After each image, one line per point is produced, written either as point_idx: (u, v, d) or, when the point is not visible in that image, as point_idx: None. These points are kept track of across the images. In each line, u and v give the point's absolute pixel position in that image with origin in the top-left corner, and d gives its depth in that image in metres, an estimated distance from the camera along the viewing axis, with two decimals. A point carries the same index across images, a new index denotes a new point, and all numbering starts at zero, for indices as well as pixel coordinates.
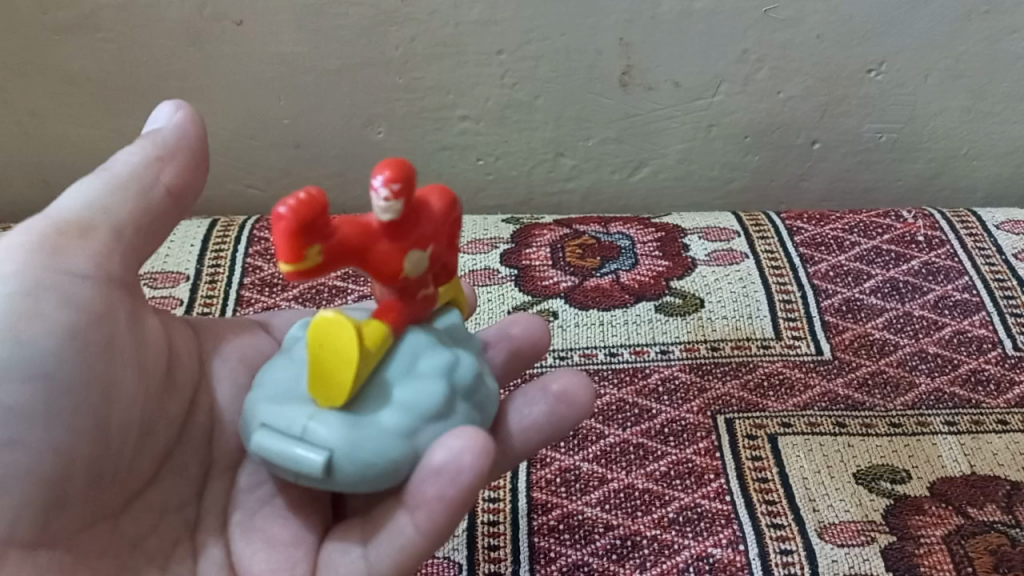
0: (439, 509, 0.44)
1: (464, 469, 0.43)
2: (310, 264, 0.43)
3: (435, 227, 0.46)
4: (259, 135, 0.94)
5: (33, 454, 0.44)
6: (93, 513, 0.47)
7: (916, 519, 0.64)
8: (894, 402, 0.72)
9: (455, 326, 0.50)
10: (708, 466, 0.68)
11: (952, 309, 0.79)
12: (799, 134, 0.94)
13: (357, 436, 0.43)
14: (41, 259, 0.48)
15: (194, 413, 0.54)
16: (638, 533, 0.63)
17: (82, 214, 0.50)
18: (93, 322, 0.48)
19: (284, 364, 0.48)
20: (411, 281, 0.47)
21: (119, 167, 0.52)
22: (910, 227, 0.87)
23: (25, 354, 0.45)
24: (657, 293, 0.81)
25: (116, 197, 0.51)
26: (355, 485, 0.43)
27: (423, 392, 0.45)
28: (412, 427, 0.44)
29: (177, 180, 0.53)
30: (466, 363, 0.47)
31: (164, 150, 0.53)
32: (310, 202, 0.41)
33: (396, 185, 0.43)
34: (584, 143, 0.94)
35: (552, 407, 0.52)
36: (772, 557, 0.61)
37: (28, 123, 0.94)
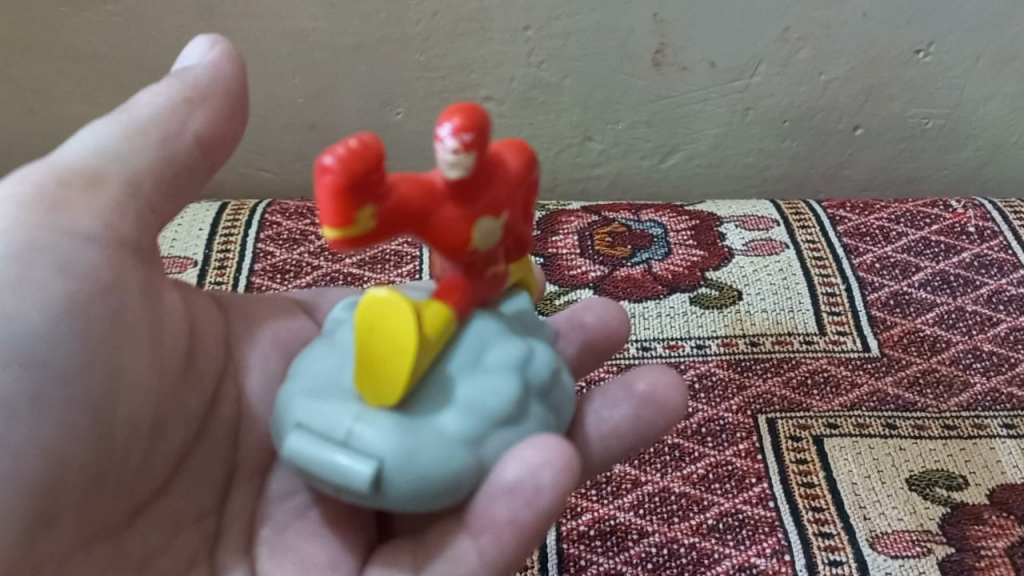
0: (510, 535, 0.40)
1: (543, 487, 0.39)
2: (362, 228, 0.38)
3: (509, 191, 0.42)
4: (272, 115, 0.89)
5: (16, 458, 0.40)
6: (92, 526, 0.43)
7: (975, 530, 0.59)
8: (947, 403, 0.67)
9: (524, 310, 0.45)
10: (749, 469, 0.63)
11: (1007, 305, 0.74)
12: (841, 118, 0.89)
13: (412, 444, 0.39)
14: (35, 217, 0.43)
15: (216, 408, 0.50)
16: (675, 541, 0.59)
17: (91, 163, 0.45)
18: (98, 294, 0.43)
19: (327, 353, 0.43)
20: (479, 255, 0.42)
21: (141, 110, 0.47)
22: (960, 217, 0.82)
23: (13, 331, 0.41)
24: (691, 284, 0.76)
25: (134, 144, 0.46)
26: (406, 502, 0.39)
27: (491, 392, 0.41)
28: (478, 434, 0.40)
29: (207, 128, 0.48)
30: (541, 357, 0.43)
31: (196, 94, 0.48)
32: (364, 151, 0.37)
33: (466, 135, 0.38)
34: (614, 127, 0.89)
35: (637, 410, 0.48)
36: (820, 569, 0.57)
37: (32, 101, 0.90)
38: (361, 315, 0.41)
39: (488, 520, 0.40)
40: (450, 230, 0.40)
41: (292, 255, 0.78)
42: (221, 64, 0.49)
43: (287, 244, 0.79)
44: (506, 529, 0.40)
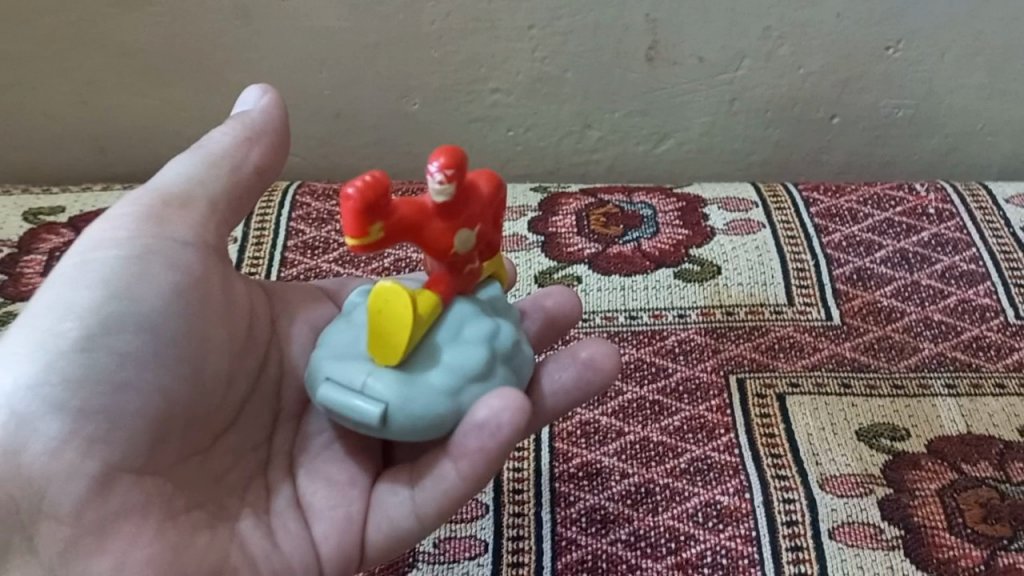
0: (480, 459, 0.50)
1: (503, 425, 0.48)
2: (373, 238, 0.48)
3: (482, 210, 0.51)
4: (301, 105, 0.99)
5: (143, 394, 0.50)
6: (186, 450, 0.53)
7: (913, 474, 0.69)
8: (897, 365, 0.76)
9: (497, 296, 0.55)
10: (719, 421, 0.73)
11: (958, 279, 0.83)
12: (820, 108, 0.97)
13: (408, 392, 0.49)
14: (149, 228, 0.55)
15: (264, 369, 0.59)
16: (651, 481, 0.68)
17: (182, 187, 0.57)
18: (194, 282, 0.55)
19: (345, 327, 0.53)
20: (459, 256, 0.52)
21: (213, 146, 0.59)
22: (922, 200, 0.91)
23: (136, 309, 0.52)
24: (676, 260, 0.85)
25: (210, 174, 0.58)
26: (406, 435, 0.49)
27: (468, 355, 0.50)
28: (457, 386, 0.50)
29: (263, 160, 0.60)
30: (506, 331, 0.52)
31: (252, 132, 0.59)
32: (375, 183, 0.47)
33: (449, 170, 0.48)
34: (611, 115, 0.98)
35: (581, 373, 0.57)
36: (775, 505, 0.67)
37: (84, 92, 1.00)
38: (375, 297, 0.50)
39: (464, 449, 0.50)
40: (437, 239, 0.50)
41: (321, 232, 0.88)
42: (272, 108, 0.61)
43: (316, 223, 0.89)
44: (477, 454, 0.50)
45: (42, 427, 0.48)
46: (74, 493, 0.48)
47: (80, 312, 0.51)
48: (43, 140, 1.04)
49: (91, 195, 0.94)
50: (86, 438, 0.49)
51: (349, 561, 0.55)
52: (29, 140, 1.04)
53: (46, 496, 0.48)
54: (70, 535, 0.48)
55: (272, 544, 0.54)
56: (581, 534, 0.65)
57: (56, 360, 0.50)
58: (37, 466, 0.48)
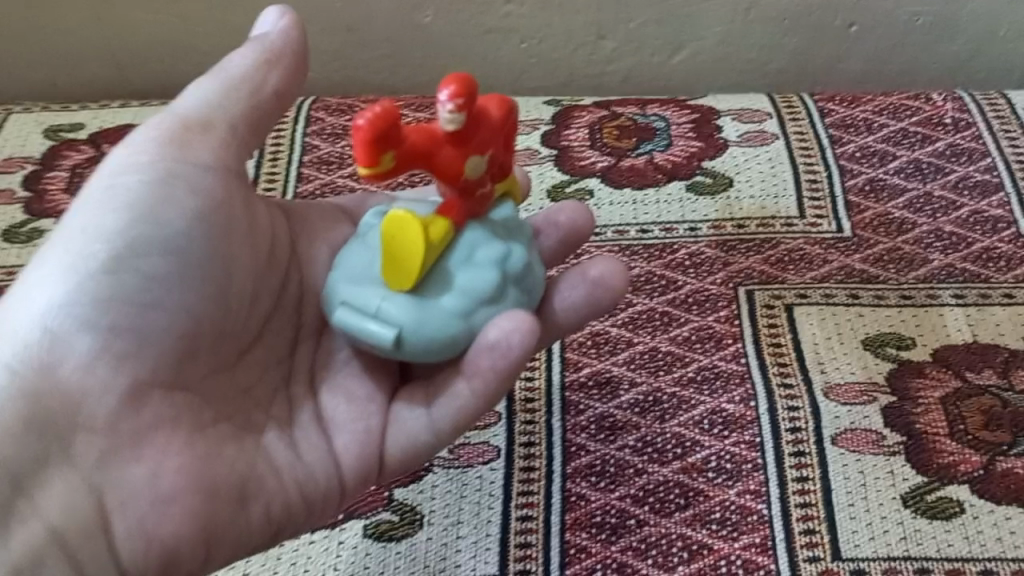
0: (492, 376, 0.52)
1: (514, 345, 0.51)
2: (384, 167, 0.49)
3: (494, 135, 0.51)
4: (312, 20, 0.98)
5: (171, 315, 0.53)
6: (215, 363, 0.55)
7: (916, 382, 0.70)
8: (906, 276, 0.77)
9: (511, 217, 0.55)
10: (727, 332, 0.74)
11: (971, 189, 0.83)
12: (837, 16, 0.97)
13: (421, 316, 0.51)
14: (171, 152, 0.56)
15: (286, 286, 0.60)
16: (660, 390, 0.70)
17: (202, 112, 0.57)
18: (218, 205, 0.56)
19: (360, 248, 0.55)
20: (471, 182, 0.52)
21: (232, 69, 0.58)
22: (939, 109, 0.91)
23: (162, 232, 0.54)
24: (688, 173, 0.85)
25: (230, 97, 0.58)
26: (419, 356, 0.51)
27: (479, 279, 0.52)
28: (469, 309, 0.51)
29: (283, 83, 0.59)
30: (518, 253, 0.53)
31: (271, 55, 0.58)
32: (384, 115, 0.48)
33: (458, 99, 0.48)
34: (625, 26, 0.98)
35: (590, 291, 0.58)
36: (779, 412, 0.68)
37: (99, 8, 1.00)
38: (387, 222, 0.52)
39: (476, 367, 0.52)
40: (449, 169, 0.51)
41: (336, 148, 0.88)
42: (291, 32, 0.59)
43: (330, 138, 0.90)
44: (489, 372, 0.52)
45: (75, 344, 0.51)
46: (108, 408, 0.52)
47: (108, 236, 0.53)
48: (59, 58, 1.04)
49: (108, 111, 0.95)
50: (116, 355, 0.52)
51: (370, 472, 0.57)
52: (45, 58, 1.04)
53: (82, 409, 0.51)
54: (106, 445, 0.52)
55: (297, 455, 0.56)
56: (590, 440, 0.67)
57: (87, 281, 0.52)
58: (71, 380, 0.51)
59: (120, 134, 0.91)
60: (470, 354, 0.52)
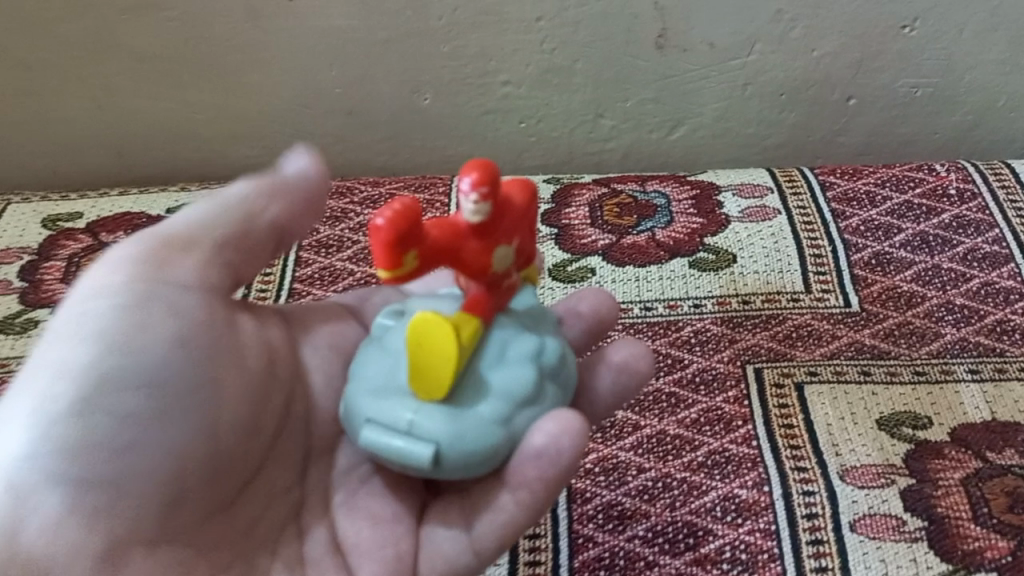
0: (540, 486, 0.49)
1: (563, 449, 0.48)
2: (407, 269, 0.45)
3: (519, 222, 0.49)
4: (313, 104, 0.99)
5: (149, 459, 0.50)
6: (209, 507, 0.52)
7: (936, 463, 0.67)
8: (919, 351, 0.75)
9: (532, 304, 0.54)
10: (736, 413, 0.72)
11: (980, 261, 0.82)
12: (835, 90, 0.97)
13: (460, 428, 0.47)
14: (148, 274, 0.53)
15: (290, 408, 0.57)
16: (669, 475, 0.67)
17: (187, 230, 0.55)
18: (202, 328, 0.53)
19: (379, 356, 0.51)
20: (498, 274, 0.49)
21: (227, 197, 0.56)
22: (943, 180, 0.90)
23: (137, 365, 0.51)
24: (691, 250, 0.84)
25: (218, 219, 0.56)
26: (460, 472, 0.48)
27: (517, 378, 0.49)
28: (509, 413, 0.48)
29: (283, 214, 0.57)
30: (552, 345, 0.51)
31: (272, 188, 0.57)
32: (404, 212, 0.44)
33: (482, 189, 0.45)
34: (623, 104, 0.98)
35: (616, 378, 0.57)
36: (795, 498, 0.65)
37: (99, 97, 1.01)
38: (412, 331, 0.48)
39: (522, 477, 0.49)
40: (475, 263, 0.48)
41: (335, 231, 0.88)
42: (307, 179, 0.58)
43: (330, 221, 0.89)
44: (535, 483, 0.49)
45: (41, 502, 0.48)
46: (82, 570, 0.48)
47: (76, 374, 0.50)
48: (61, 146, 1.04)
49: (108, 199, 0.94)
50: (88, 511, 0.48)
51: None
52: (48, 146, 1.04)
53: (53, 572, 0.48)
54: None
55: None
56: (598, 531, 0.64)
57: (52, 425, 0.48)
58: (35, 544, 0.48)
59: (119, 223, 0.90)
60: (514, 462, 0.49)
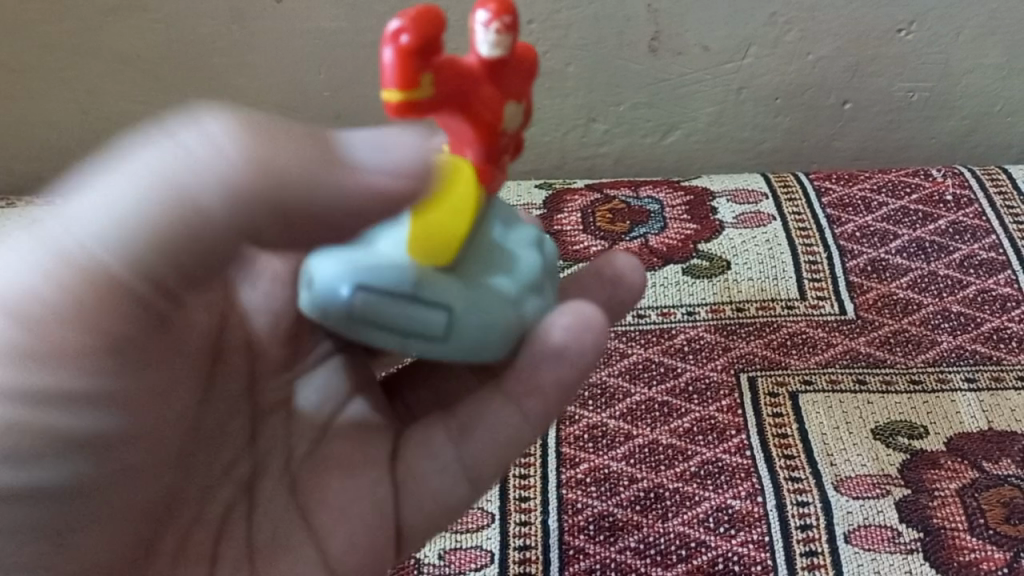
0: (554, 396, 0.49)
1: (585, 348, 0.47)
2: (422, 93, 0.43)
3: (526, 85, 0.48)
4: (303, 108, 0.98)
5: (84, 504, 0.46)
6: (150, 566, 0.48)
7: (932, 473, 0.66)
8: (914, 359, 0.74)
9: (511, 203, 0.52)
10: (730, 422, 0.71)
11: (977, 268, 0.81)
12: (830, 94, 0.96)
13: (474, 297, 0.46)
14: (89, 272, 0.41)
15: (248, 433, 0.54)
16: (661, 486, 0.66)
17: (161, 207, 0.39)
18: (126, 303, 0.42)
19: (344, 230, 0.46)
20: (504, 137, 0.48)
21: (227, 176, 0.39)
22: (938, 186, 0.89)
23: (79, 401, 0.43)
24: (684, 256, 0.83)
25: (214, 197, 0.39)
26: (471, 345, 0.46)
27: (526, 261, 0.48)
28: (521, 297, 0.47)
29: (330, 203, 0.41)
30: (547, 243, 0.51)
31: (311, 165, 0.40)
32: (435, 17, 0.43)
33: (502, 22, 0.45)
34: (616, 108, 0.97)
35: (572, 328, 0.47)
36: (788, 509, 0.64)
37: (84, 101, 0.99)
38: None
39: (535, 382, 0.48)
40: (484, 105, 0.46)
41: None
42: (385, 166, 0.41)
43: None
44: (551, 392, 0.49)
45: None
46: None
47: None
48: (47, 150, 1.03)
49: None
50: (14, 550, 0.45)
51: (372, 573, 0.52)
52: (34, 150, 1.03)
53: None
54: None
55: None
56: (588, 543, 0.63)
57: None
58: None
59: None
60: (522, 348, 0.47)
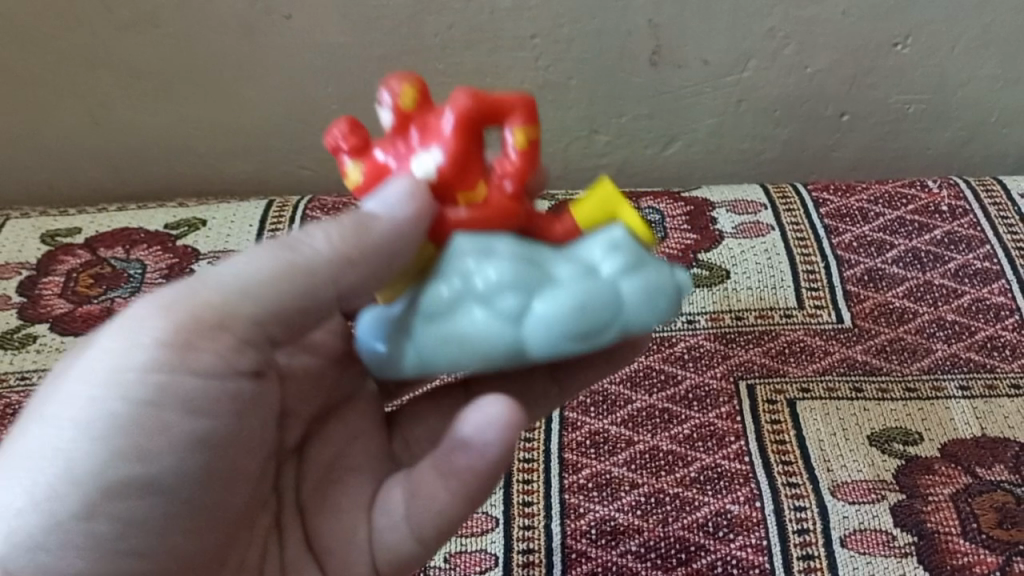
0: (471, 479, 0.50)
1: (495, 436, 0.48)
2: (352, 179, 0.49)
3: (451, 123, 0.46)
4: (310, 120, 1.00)
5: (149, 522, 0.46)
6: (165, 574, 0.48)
7: (926, 479, 0.68)
8: (910, 367, 0.76)
9: (601, 241, 0.45)
10: (729, 429, 0.72)
11: (971, 277, 0.82)
12: (828, 106, 0.98)
13: (429, 328, 0.45)
14: (184, 320, 0.45)
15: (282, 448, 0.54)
16: (661, 491, 0.68)
17: (239, 280, 0.45)
18: (225, 343, 0.45)
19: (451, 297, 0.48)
20: (449, 178, 0.46)
21: (302, 250, 0.45)
22: (934, 197, 0.91)
23: (161, 417, 0.45)
24: (684, 266, 0.85)
25: (279, 273, 0.45)
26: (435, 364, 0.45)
27: (494, 273, 0.44)
28: (478, 305, 0.44)
29: (357, 272, 0.45)
30: (557, 267, 0.44)
31: (353, 235, 0.45)
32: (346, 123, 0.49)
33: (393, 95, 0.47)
34: (617, 120, 0.99)
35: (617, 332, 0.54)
36: (786, 513, 0.66)
37: (97, 113, 1.01)
38: None
39: (456, 463, 0.50)
40: (491, 203, 0.46)
41: None
42: (398, 210, 0.44)
43: None
44: (467, 474, 0.50)
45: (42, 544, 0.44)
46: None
47: (77, 400, 0.45)
48: (58, 161, 1.05)
49: (107, 215, 0.95)
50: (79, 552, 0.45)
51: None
52: (45, 162, 1.05)
53: None
54: None
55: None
56: (591, 547, 0.64)
57: (38, 456, 0.45)
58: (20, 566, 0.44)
59: (115, 238, 0.90)
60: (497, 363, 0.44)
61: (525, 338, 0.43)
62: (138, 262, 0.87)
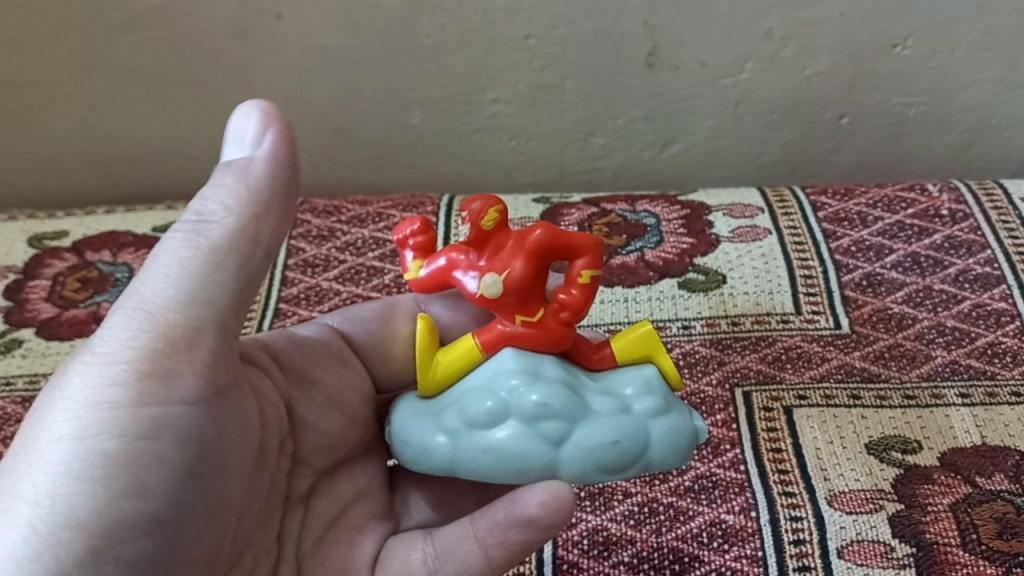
0: (516, 549, 0.51)
1: (551, 521, 0.49)
2: (412, 274, 0.54)
3: (516, 250, 0.50)
4: (303, 123, 0.99)
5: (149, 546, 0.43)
6: None
7: (925, 488, 0.66)
8: (908, 374, 0.74)
9: (631, 381, 0.51)
10: (724, 437, 0.71)
11: (972, 283, 0.81)
12: (826, 109, 0.97)
13: (467, 439, 0.48)
14: (149, 337, 0.44)
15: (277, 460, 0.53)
16: (655, 500, 0.66)
17: (185, 296, 0.44)
18: (200, 350, 0.44)
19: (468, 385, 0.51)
20: (500, 300, 0.50)
21: (214, 232, 0.45)
22: (934, 201, 0.90)
23: (157, 433, 0.43)
24: (680, 270, 0.84)
25: (214, 268, 0.45)
26: (472, 472, 0.48)
27: (543, 394, 0.48)
28: (521, 427, 0.47)
29: (270, 230, 0.46)
30: (595, 401, 0.49)
31: (256, 199, 0.46)
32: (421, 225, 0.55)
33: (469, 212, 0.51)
34: (614, 122, 0.98)
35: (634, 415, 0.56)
36: (782, 523, 0.64)
37: (87, 115, 1.00)
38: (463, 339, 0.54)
39: (506, 537, 0.51)
40: (540, 326, 0.50)
41: (322, 250, 0.87)
42: (264, 154, 0.46)
43: (317, 241, 0.88)
44: (513, 546, 0.51)
45: None
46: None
47: (57, 445, 0.42)
48: (49, 164, 1.04)
49: (95, 218, 0.93)
50: None
51: None
52: (37, 166, 1.04)
53: None
54: None
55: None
56: (582, 557, 0.63)
57: (20, 511, 0.41)
58: None
59: (104, 242, 0.89)
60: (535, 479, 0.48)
61: (562, 459, 0.47)
62: (127, 266, 0.86)
